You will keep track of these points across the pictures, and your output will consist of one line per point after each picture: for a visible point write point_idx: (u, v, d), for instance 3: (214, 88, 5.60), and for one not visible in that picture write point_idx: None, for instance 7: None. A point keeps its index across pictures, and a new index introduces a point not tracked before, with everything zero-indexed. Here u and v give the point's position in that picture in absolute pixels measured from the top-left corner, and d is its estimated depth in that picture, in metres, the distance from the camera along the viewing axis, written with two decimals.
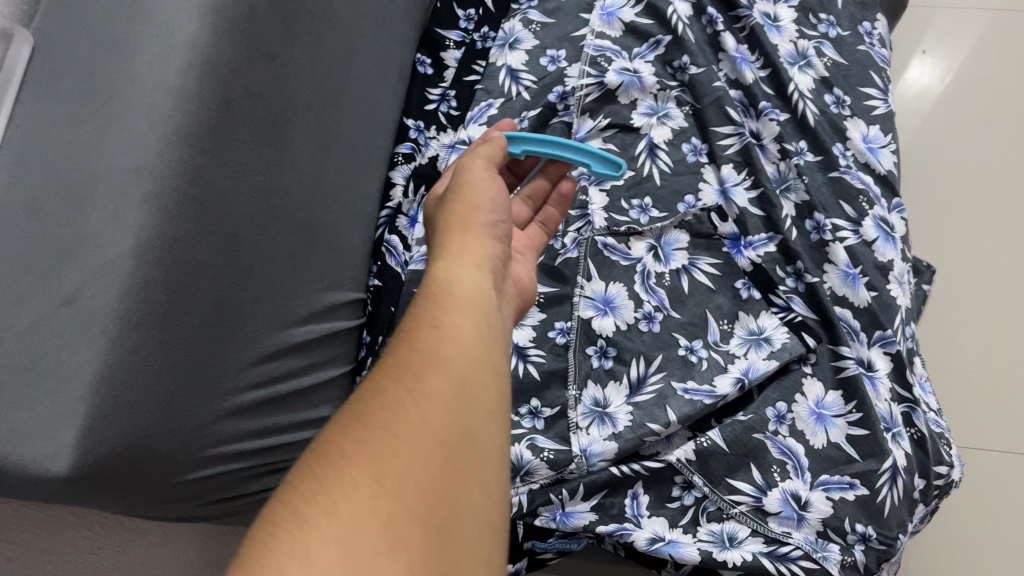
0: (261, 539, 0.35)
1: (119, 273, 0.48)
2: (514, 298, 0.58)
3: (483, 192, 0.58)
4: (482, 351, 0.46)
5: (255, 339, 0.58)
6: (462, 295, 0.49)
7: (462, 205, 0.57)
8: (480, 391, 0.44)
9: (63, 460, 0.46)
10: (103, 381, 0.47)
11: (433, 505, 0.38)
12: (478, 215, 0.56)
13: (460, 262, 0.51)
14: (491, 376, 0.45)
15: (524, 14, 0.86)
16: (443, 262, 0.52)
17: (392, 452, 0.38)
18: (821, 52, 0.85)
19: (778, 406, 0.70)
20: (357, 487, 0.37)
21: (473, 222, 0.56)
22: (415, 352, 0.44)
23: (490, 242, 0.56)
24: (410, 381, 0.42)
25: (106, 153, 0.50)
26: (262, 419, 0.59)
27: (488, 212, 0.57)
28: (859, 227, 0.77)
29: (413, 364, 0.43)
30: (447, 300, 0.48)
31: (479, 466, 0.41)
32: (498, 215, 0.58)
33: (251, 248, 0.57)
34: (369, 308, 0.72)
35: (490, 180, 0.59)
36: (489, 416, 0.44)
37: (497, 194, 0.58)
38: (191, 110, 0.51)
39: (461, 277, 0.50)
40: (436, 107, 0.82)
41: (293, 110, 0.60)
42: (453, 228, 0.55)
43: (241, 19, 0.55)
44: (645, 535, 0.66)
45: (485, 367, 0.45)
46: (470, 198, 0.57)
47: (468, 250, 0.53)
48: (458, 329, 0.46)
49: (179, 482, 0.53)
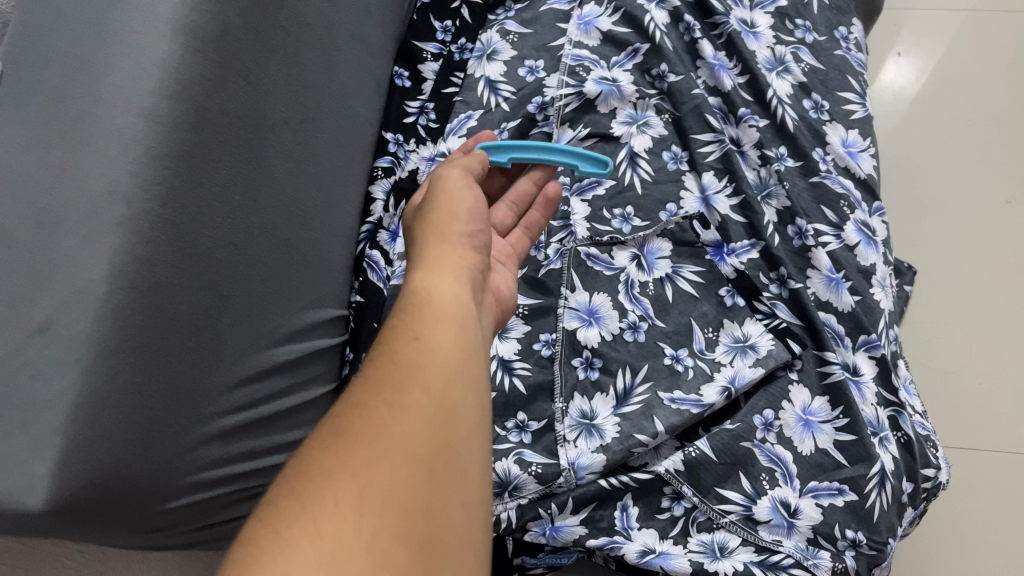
0: (240, 565, 0.34)
1: (93, 299, 0.47)
2: (492, 308, 0.57)
3: (460, 201, 0.57)
4: (462, 362, 0.44)
5: (235, 361, 0.57)
6: (440, 304, 0.47)
7: (441, 215, 0.56)
8: (461, 405, 0.42)
9: (39, 494, 0.45)
10: (78, 411, 0.46)
11: (416, 524, 0.36)
12: (456, 224, 0.56)
13: (439, 272, 0.50)
14: (474, 388, 0.44)
15: (502, 25, 0.86)
16: (422, 272, 0.51)
17: (376, 467, 0.37)
18: (798, 58, 0.86)
19: (765, 414, 0.70)
20: (339, 508, 0.35)
21: (450, 230, 0.55)
22: (394, 365, 0.42)
23: (469, 250, 0.55)
24: (389, 396, 0.41)
25: (78, 178, 0.49)
26: (245, 443, 0.58)
27: (466, 220, 0.56)
28: (841, 231, 0.78)
29: (393, 378, 0.42)
30: (427, 308, 0.47)
31: (461, 483, 0.39)
32: (477, 223, 0.57)
33: (230, 269, 0.56)
34: (352, 324, 0.71)
35: (467, 189, 0.58)
36: (472, 430, 0.42)
37: (474, 203, 0.58)
38: (162, 131, 0.51)
39: (439, 285, 0.49)
40: (414, 120, 0.81)
41: (269, 127, 0.60)
42: (432, 238, 0.54)
43: (213, 37, 0.54)
44: (635, 548, 0.65)
45: (467, 378, 0.44)
46: (447, 207, 0.57)
47: (446, 259, 0.52)
48: (438, 339, 0.45)
49: (159, 510, 0.52)
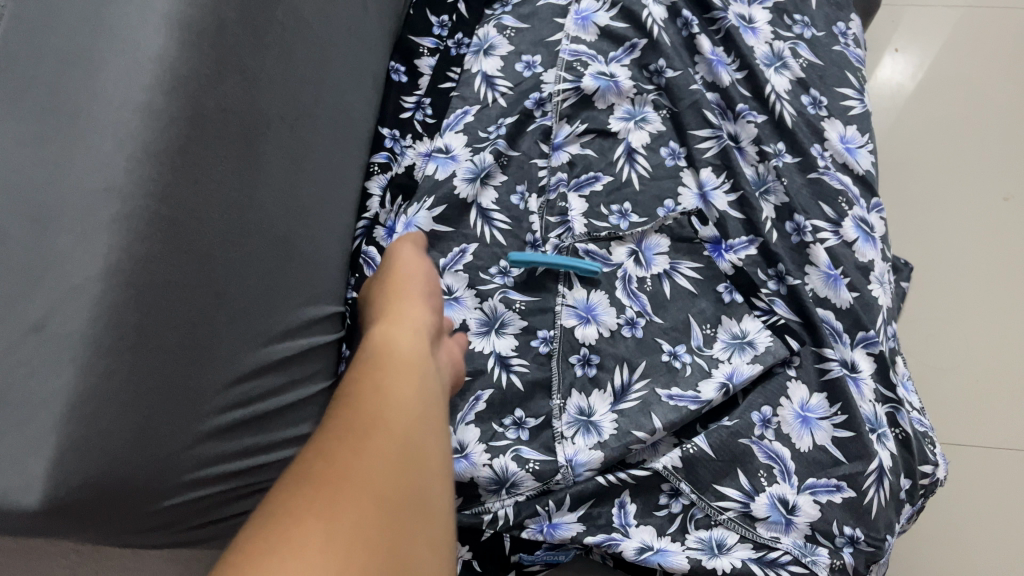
0: None
1: (89, 297, 0.47)
2: (447, 367, 0.59)
3: (415, 267, 0.62)
4: (423, 409, 0.48)
5: (232, 358, 0.56)
6: (402, 350, 0.52)
7: (398, 276, 0.61)
8: (422, 449, 0.46)
9: (34, 493, 0.44)
10: (74, 409, 0.45)
11: (380, 557, 0.39)
12: (414, 285, 0.60)
13: (400, 327, 0.54)
14: (433, 433, 0.48)
15: (499, 20, 0.85)
16: (384, 326, 0.55)
17: (343, 499, 0.41)
18: (796, 53, 0.85)
19: (763, 410, 0.70)
20: (309, 544, 0.38)
21: (409, 291, 0.60)
22: (359, 410, 0.46)
23: (426, 308, 0.59)
24: (355, 440, 0.44)
25: (72, 174, 0.48)
26: (241, 441, 0.57)
27: (422, 282, 0.61)
28: (839, 227, 0.77)
29: (358, 424, 0.45)
30: (391, 355, 0.51)
31: (421, 521, 0.43)
32: (430, 284, 0.62)
33: (226, 266, 0.55)
34: (348, 321, 0.71)
35: (420, 259, 0.64)
36: (433, 471, 0.46)
37: (426, 270, 0.63)
38: (159, 127, 0.50)
39: (400, 340, 0.53)
40: (411, 116, 0.80)
41: (265, 123, 0.59)
42: (392, 296, 0.59)
43: (210, 32, 0.53)
44: (634, 545, 0.65)
45: (427, 424, 0.48)
46: (404, 271, 0.62)
47: (406, 316, 0.56)
48: (400, 388, 0.48)
49: (154, 509, 0.51)
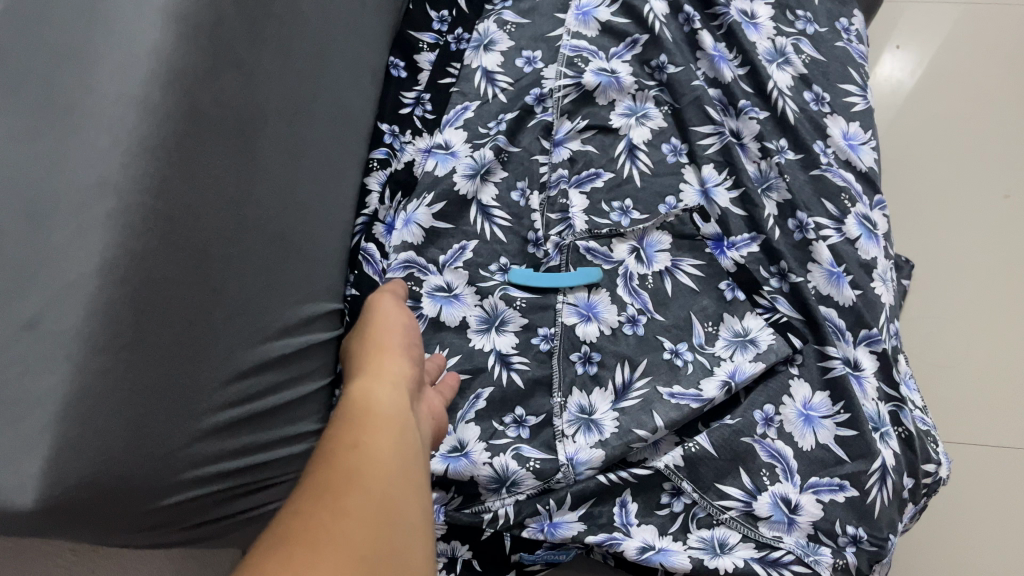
0: None
1: (84, 293, 0.46)
2: (428, 423, 0.56)
3: (395, 318, 0.59)
4: (404, 467, 0.45)
5: (230, 356, 0.55)
6: (383, 412, 0.48)
7: (376, 331, 0.57)
8: (403, 509, 0.43)
9: (28, 493, 0.43)
10: (69, 407, 0.45)
11: None
12: (394, 337, 0.57)
13: (379, 381, 0.51)
14: (414, 492, 0.45)
15: (499, 15, 0.85)
16: (362, 380, 0.51)
17: (318, 567, 0.37)
18: (799, 49, 0.85)
19: (765, 409, 0.69)
20: None
21: (388, 342, 0.56)
22: (336, 470, 0.43)
23: (406, 362, 0.56)
24: (331, 502, 0.41)
25: (68, 169, 0.48)
26: (239, 438, 0.57)
27: (403, 334, 0.58)
28: (841, 225, 0.77)
29: (334, 484, 0.42)
30: (370, 410, 0.48)
31: None
32: (412, 339, 0.59)
33: (224, 262, 0.55)
34: (347, 318, 0.70)
35: (400, 308, 0.61)
36: (415, 532, 0.43)
37: (407, 321, 0.60)
38: (155, 122, 0.49)
39: (380, 394, 0.50)
40: (410, 111, 0.79)
41: (264, 118, 0.58)
42: (370, 350, 0.56)
43: (207, 25, 0.53)
44: (635, 544, 0.64)
45: (408, 481, 0.45)
46: (384, 322, 0.59)
47: (386, 369, 0.53)
48: (379, 446, 0.45)
49: (151, 508, 0.50)
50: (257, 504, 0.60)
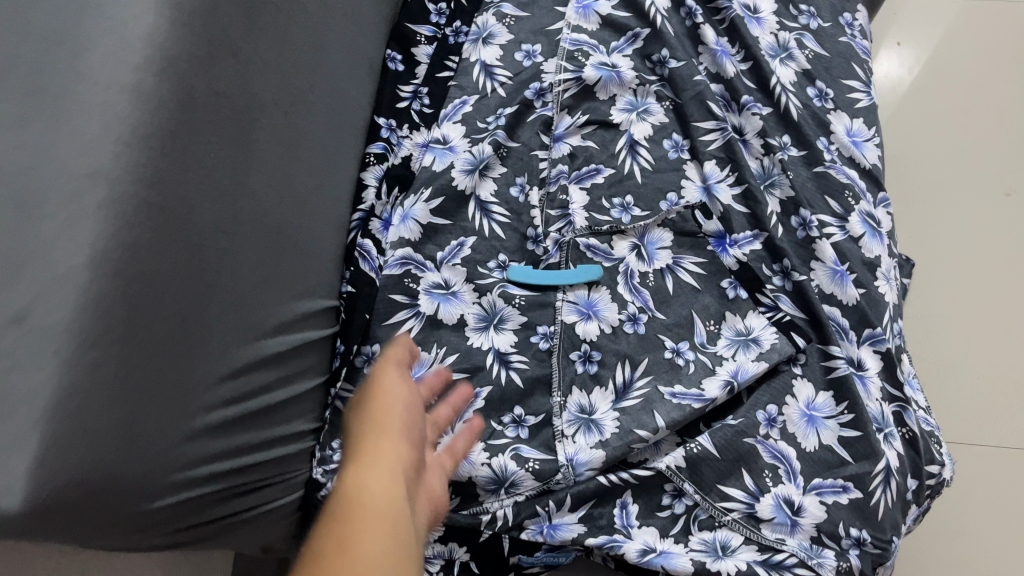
0: None
1: (72, 288, 0.44)
2: (429, 511, 0.51)
3: (395, 391, 0.54)
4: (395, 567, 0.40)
5: (224, 353, 0.54)
6: (373, 505, 0.43)
7: (375, 406, 0.52)
8: None
9: (15, 494, 0.42)
10: (57, 405, 0.43)
11: None
12: (392, 414, 0.52)
13: (373, 467, 0.46)
14: None
15: (497, 8, 0.83)
16: (354, 468, 0.46)
17: None
18: (802, 44, 0.84)
19: (768, 409, 0.69)
20: None
21: (386, 420, 0.51)
22: None
23: (406, 441, 0.50)
24: None
25: (56, 158, 0.46)
26: (233, 438, 0.55)
27: (402, 412, 0.52)
28: (845, 222, 0.76)
29: None
30: (360, 504, 0.43)
31: None
32: (412, 420, 0.53)
33: (218, 257, 0.53)
34: (343, 316, 0.68)
35: (402, 379, 0.55)
36: None
37: (410, 394, 0.55)
38: (146, 110, 0.48)
39: (373, 483, 0.44)
40: (408, 105, 0.77)
41: (260, 109, 0.57)
42: (366, 429, 0.50)
43: (201, 11, 0.51)
44: (636, 547, 0.63)
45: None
46: (384, 397, 0.53)
47: (381, 452, 0.48)
48: (367, 545, 0.40)
49: (143, 511, 0.49)
50: (250, 505, 0.58)
